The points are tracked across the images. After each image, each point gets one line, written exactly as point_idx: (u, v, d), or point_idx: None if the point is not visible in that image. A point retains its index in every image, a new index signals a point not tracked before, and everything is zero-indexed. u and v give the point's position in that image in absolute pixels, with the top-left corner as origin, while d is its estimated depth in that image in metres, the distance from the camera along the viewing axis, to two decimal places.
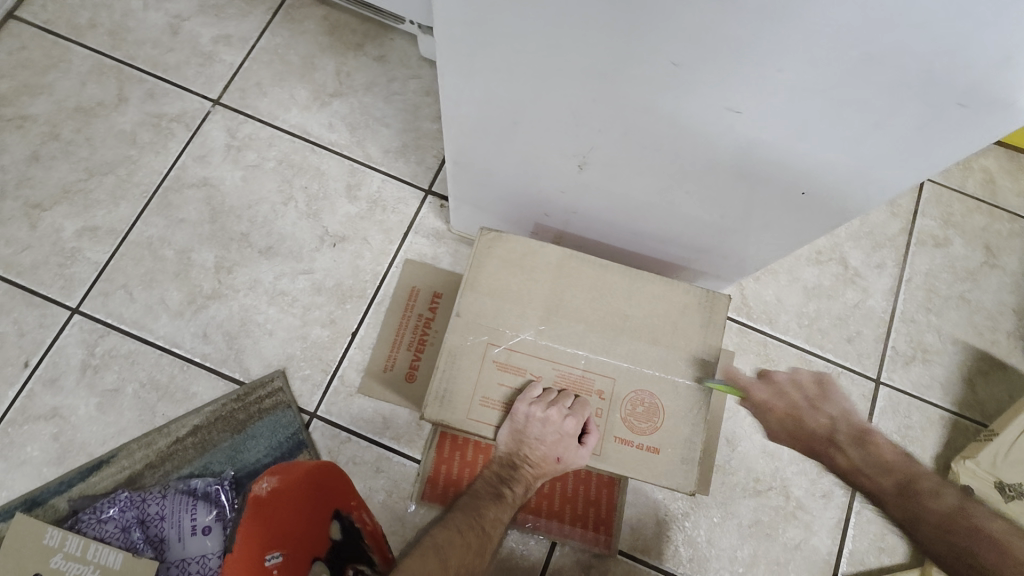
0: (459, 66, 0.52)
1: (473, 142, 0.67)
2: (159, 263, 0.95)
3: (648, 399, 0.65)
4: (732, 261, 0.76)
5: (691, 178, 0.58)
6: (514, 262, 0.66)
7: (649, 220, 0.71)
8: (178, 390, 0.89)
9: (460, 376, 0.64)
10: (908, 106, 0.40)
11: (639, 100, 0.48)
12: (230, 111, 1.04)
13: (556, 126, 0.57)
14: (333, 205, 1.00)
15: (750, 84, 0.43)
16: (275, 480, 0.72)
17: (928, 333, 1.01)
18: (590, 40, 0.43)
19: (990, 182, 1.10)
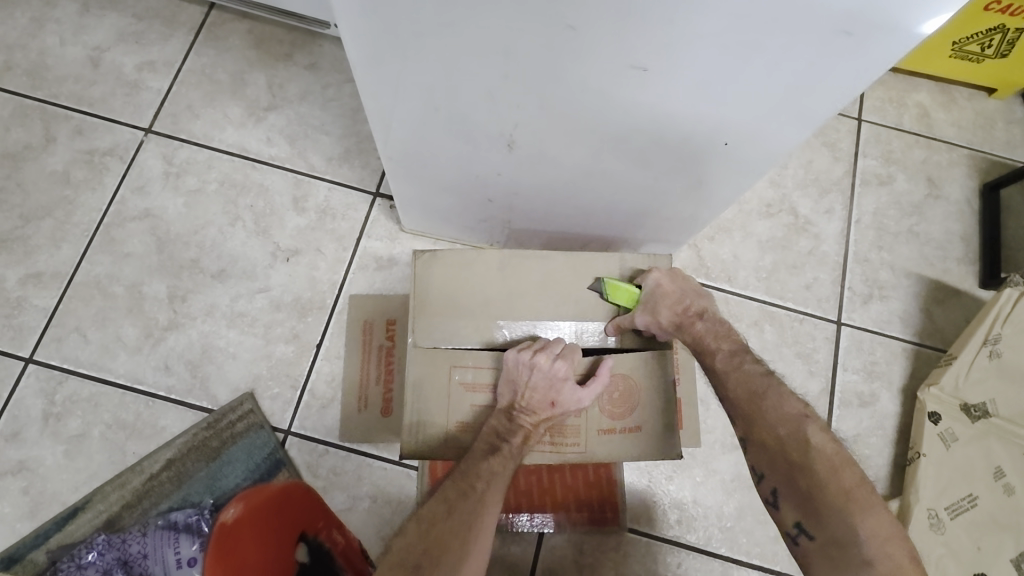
0: (371, 62, 0.53)
1: (402, 136, 0.67)
2: (109, 301, 0.93)
3: (622, 381, 0.64)
4: (677, 222, 0.77)
5: (617, 143, 0.60)
6: (458, 274, 0.64)
7: (591, 194, 0.72)
8: (146, 426, 0.88)
9: (431, 404, 0.63)
10: (794, 41, 0.43)
11: (548, 69, 0.50)
12: (164, 138, 1.02)
13: (478, 106, 0.58)
14: (281, 220, 0.99)
15: (646, 39, 0.44)
16: (239, 507, 0.72)
17: (882, 271, 1.03)
18: (487, 14, 0.45)
19: (926, 115, 1.12)
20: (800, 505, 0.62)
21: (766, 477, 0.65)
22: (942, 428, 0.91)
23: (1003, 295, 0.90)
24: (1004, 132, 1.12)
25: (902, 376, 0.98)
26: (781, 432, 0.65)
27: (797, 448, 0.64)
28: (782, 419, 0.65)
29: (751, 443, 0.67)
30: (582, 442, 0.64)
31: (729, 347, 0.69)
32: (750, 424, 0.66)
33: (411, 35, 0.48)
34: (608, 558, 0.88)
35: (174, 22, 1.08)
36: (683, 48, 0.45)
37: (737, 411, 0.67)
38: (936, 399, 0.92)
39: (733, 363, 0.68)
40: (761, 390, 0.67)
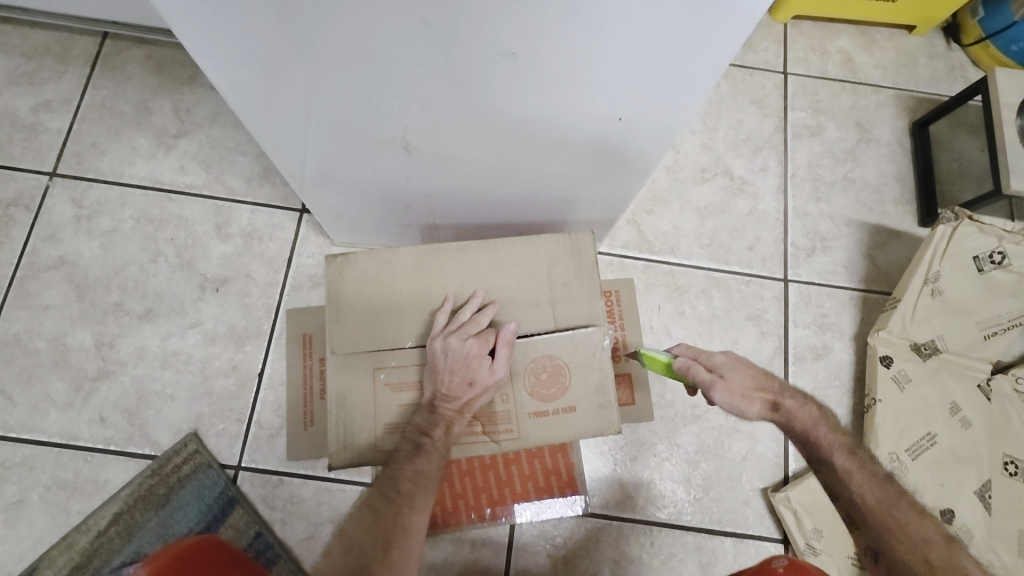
0: (230, 72, 0.50)
1: (296, 149, 0.64)
2: (33, 357, 0.89)
3: (549, 361, 0.61)
4: (603, 203, 0.75)
5: (514, 133, 0.57)
6: (371, 277, 0.61)
7: (505, 185, 0.69)
8: (88, 483, 0.84)
9: (355, 414, 0.60)
10: (657, 10, 0.40)
11: (416, 66, 0.47)
12: (70, 180, 0.97)
13: (359, 111, 0.55)
14: (205, 249, 0.95)
15: (504, 24, 0.42)
16: None
17: (822, 222, 1.03)
18: (327, 14, 0.42)
19: (849, 61, 1.12)
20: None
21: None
22: (895, 370, 0.91)
23: (938, 232, 0.89)
24: (926, 68, 1.12)
25: (853, 324, 0.98)
26: (926, 552, 0.61)
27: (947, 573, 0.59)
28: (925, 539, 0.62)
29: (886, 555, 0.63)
30: (514, 429, 0.61)
31: (856, 450, 0.67)
32: (887, 539, 0.63)
33: (258, 40, 0.45)
34: (580, 549, 0.86)
35: (67, 57, 1.03)
36: (543, 28, 0.42)
37: (871, 524, 0.64)
38: (886, 342, 0.91)
39: (867, 473, 0.65)
40: (894, 503, 0.64)
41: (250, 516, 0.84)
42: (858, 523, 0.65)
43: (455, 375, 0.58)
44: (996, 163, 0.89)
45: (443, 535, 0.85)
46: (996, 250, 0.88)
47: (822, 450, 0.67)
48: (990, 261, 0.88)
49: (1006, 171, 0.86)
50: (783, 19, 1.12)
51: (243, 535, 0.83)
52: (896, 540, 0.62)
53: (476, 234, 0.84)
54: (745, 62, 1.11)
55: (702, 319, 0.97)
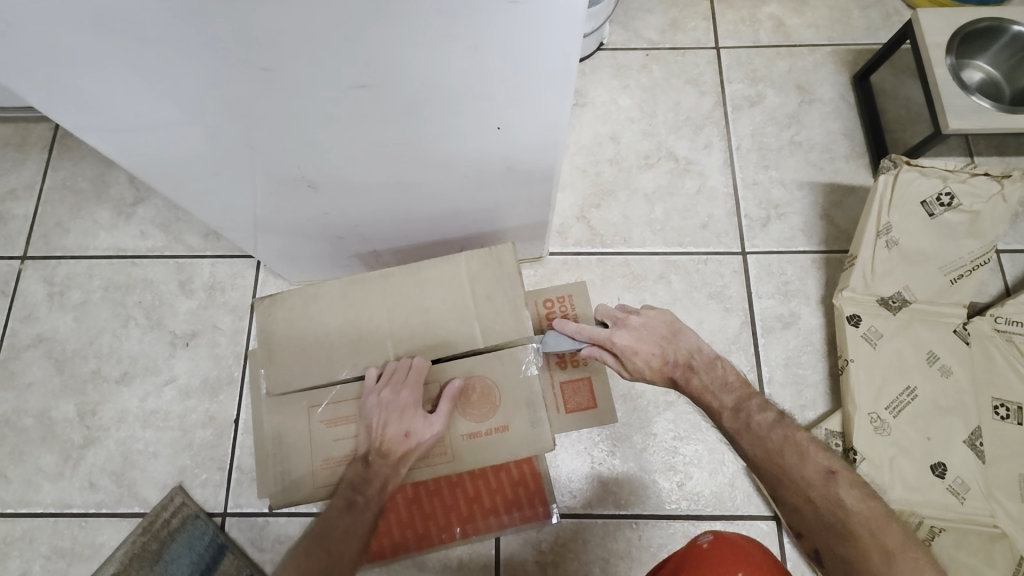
0: (126, 144, 0.54)
1: (218, 205, 0.68)
2: (23, 434, 0.92)
3: (477, 382, 0.62)
4: (527, 208, 0.76)
5: (405, 157, 0.59)
6: (298, 317, 0.64)
7: (423, 206, 0.71)
8: (85, 547, 0.87)
9: (291, 453, 0.62)
10: (479, 21, 0.42)
11: (283, 109, 0.50)
12: (40, 260, 1.02)
13: (255, 159, 0.58)
14: (173, 307, 0.99)
15: (340, 60, 0.44)
16: None
17: (774, 189, 1.02)
18: (180, 76, 0.45)
19: (781, 25, 1.11)
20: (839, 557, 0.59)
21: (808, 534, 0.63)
22: (864, 328, 0.89)
23: (881, 181, 0.88)
24: (861, 19, 1.11)
25: (818, 287, 0.96)
26: (810, 494, 0.62)
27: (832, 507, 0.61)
28: (804, 481, 0.62)
29: (784, 501, 0.65)
30: (446, 454, 0.62)
31: (754, 408, 0.68)
32: (782, 485, 0.64)
33: (134, 107, 0.49)
34: (568, 550, 0.86)
35: (25, 145, 1.08)
36: (381, 58, 0.45)
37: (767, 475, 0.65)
38: (852, 301, 0.90)
39: (758, 419, 0.67)
40: (781, 446, 0.65)
41: (240, 560, 0.85)
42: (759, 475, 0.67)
43: (391, 429, 0.59)
44: (932, 104, 0.87)
45: (431, 554, 0.86)
46: (943, 192, 0.87)
47: (708, 403, 0.69)
48: (940, 204, 0.87)
49: (943, 110, 0.84)
50: None
51: None
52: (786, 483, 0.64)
53: (418, 254, 0.86)
54: (675, 44, 1.11)
55: (663, 304, 0.96)
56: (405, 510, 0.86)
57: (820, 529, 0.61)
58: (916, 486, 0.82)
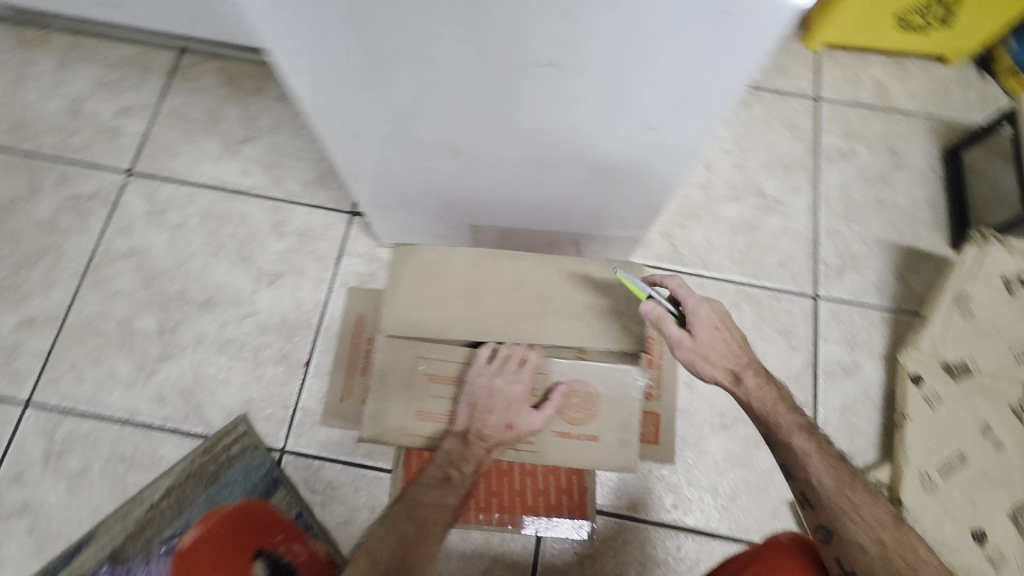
0: (300, 86, 0.56)
1: (351, 157, 0.70)
2: (102, 338, 0.96)
3: (582, 389, 0.64)
4: (637, 212, 0.77)
5: (549, 139, 0.60)
6: (425, 271, 0.65)
7: (542, 189, 0.72)
8: (145, 457, 0.90)
9: (389, 397, 0.64)
10: (685, 25, 0.43)
11: (462, 77, 0.52)
12: (145, 178, 1.06)
13: (410, 120, 0.59)
14: (264, 245, 1.02)
15: (540, 39, 0.46)
16: (194, 532, 0.82)
17: (854, 241, 1.05)
18: (384, 32, 0.47)
19: (882, 89, 1.15)
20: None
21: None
22: (926, 389, 0.91)
23: (963, 253, 0.92)
24: (960, 98, 1.15)
25: (882, 343, 0.99)
26: (846, 493, 0.63)
27: (902, 555, 0.60)
28: (840, 480, 0.64)
29: (836, 536, 0.62)
30: (532, 446, 0.65)
31: (799, 422, 0.67)
32: (841, 519, 0.62)
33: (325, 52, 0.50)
34: (608, 548, 0.88)
35: (148, 68, 1.13)
36: (578, 43, 0.46)
37: (824, 506, 0.64)
38: (918, 361, 0.92)
39: (812, 443, 0.66)
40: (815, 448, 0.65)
41: (292, 497, 0.88)
42: (812, 503, 0.64)
43: (494, 417, 0.63)
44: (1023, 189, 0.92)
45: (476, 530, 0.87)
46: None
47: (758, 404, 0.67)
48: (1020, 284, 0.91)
49: None
50: (816, 46, 1.16)
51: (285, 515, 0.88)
52: (848, 520, 0.62)
53: (515, 236, 0.87)
54: (779, 87, 1.15)
55: None
56: None
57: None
58: (954, 548, 0.84)
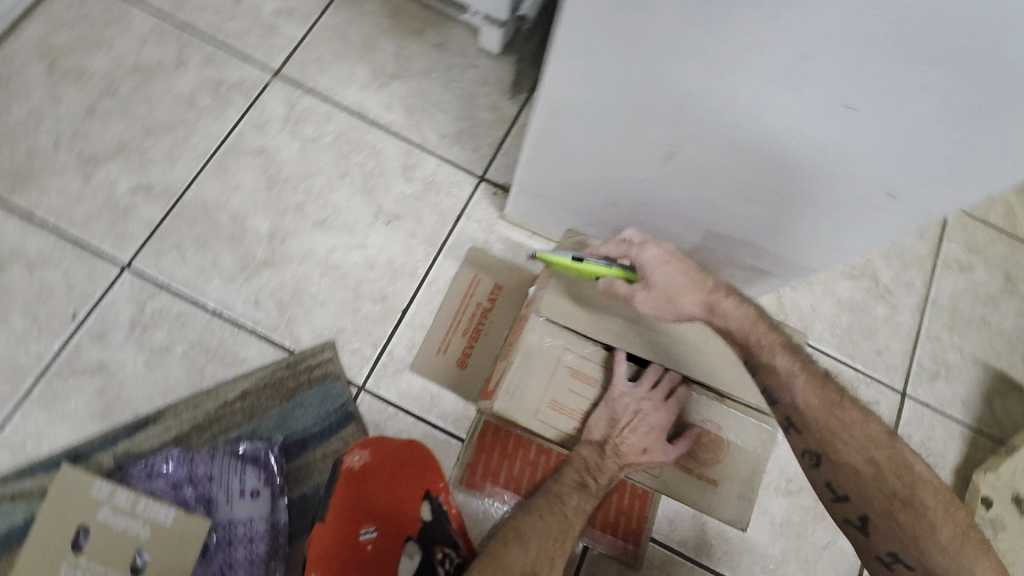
0: (579, 45, 0.55)
1: (557, 129, 0.69)
2: (212, 226, 0.94)
3: (715, 432, 0.69)
4: (793, 270, 0.78)
5: (781, 172, 0.60)
6: (597, 271, 0.70)
7: (724, 218, 0.72)
8: (227, 354, 0.89)
9: (530, 377, 0.66)
10: (1014, 115, 0.45)
11: (752, 93, 0.52)
12: (289, 83, 1.03)
13: (659, 109, 0.59)
14: (389, 183, 1.00)
15: (863, 82, 0.47)
16: (367, 453, 0.61)
17: (951, 352, 1.06)
18: (719, 24, 0.47)
19: (1011, 213, 1.16)
20: (899, 535, 0.61)
21: (853, 503, 0.63)
22: (993, 514, 0.93)
23: None
24: None
25: (956, 458, 1.00)
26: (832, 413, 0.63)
27: (897, 472, 0.61)
28: (824, 402, 0.63)
29: (828, 461, 0.64)
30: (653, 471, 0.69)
31: (781, 340, 0.65)
32: (829, 443, 0.63)
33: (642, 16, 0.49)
34: None
35: None
36: (898, 97, 0.47)
37: (811, 430, 0.64)
38: (989, 485, 0.94)
39: (796, 364, 0.64)
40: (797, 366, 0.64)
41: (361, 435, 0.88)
42: (798, 428, 0.64)
43: (635, 438, 0.67)
44: None
45: None
46: None
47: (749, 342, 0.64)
48: None
49: None
50: None
51: None
52: (834, 445, 0.63)
53: None
54: None
55: None
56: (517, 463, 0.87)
57: (870, 495, 0.62)
58: None
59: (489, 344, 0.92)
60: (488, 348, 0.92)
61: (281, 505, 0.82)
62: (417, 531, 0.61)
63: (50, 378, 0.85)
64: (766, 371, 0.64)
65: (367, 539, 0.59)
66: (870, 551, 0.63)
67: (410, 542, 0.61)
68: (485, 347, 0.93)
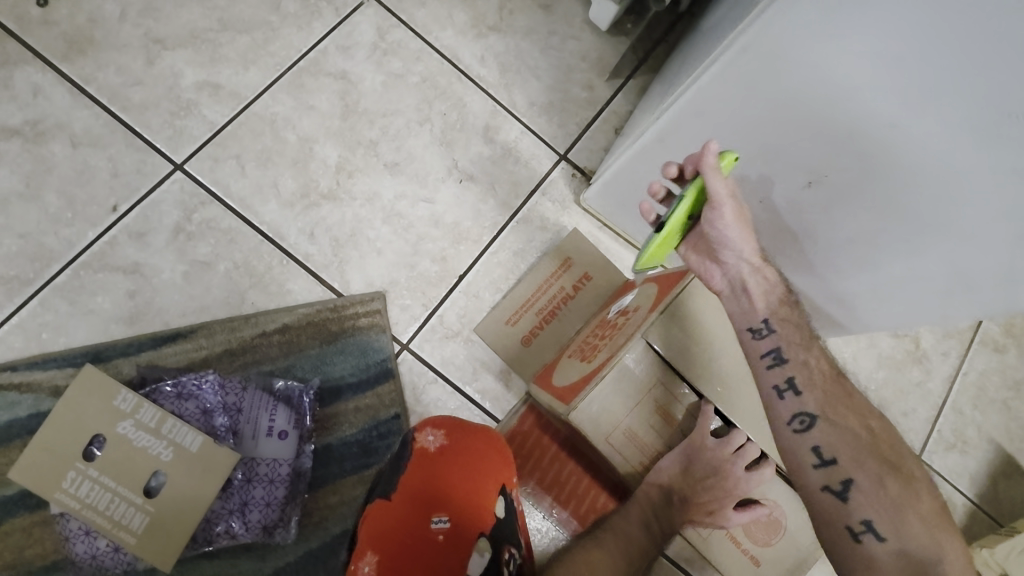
0: (781, 46, 0.51)
1: (697, 126, 0.65)
2: (278, 144, 0.87)
3: (774, 517, 0.70)
4: (873, 317, 0.78)
5: (922, 228, 0.60)
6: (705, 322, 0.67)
7: (829, 258, 0.70)
8: (273, 283, 0.83)
9: (616, 400, 0.66)
10: None
11: (948, 143, 0.50)
12: (384, 10, 0.95)
13: (828, 133, 0.56)
14: (468, 140, 0.95)
15: None
16: (442, 437, 0.59)
17: (970, 427, 1.09)
18: (960, 63, 0.45)
19: None
20: (880, 503, 0.60)
21: (839, 467, 0.61)
22: None
23: None
24: None
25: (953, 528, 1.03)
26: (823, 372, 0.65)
27: (886, 445, 0.63)
28: (819, 362, 0.65)
29: (824, 422, 0.62)
30: (705, 531, 0.71)
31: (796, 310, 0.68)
32: (830, 405, 0.63)
33: (874, 36, 0.46)
34: None
35: None
36: None
37: (814, 390, 0.63)
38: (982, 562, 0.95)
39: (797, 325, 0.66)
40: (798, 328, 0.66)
41: (397, 395, 0.84)
42: (800, 389, 0.63)
43: (707, 497, 0.69)
44: None
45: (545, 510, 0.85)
46: None
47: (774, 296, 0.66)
48: None
49: None
50: None
51: (382, 409, 0.83)
52: (833, 410, 0.63)
53: None
54: None
55: None
56: (547, 457, 0.83)
57: (858, 461, 0.61)
58: None
59: (559, 332, 0.89)
60: (557, 334, 0.89)
61: (307, 451, 0.78)
62: (491, 528, 0.55)
63: (77, 269, 0.78)
64: (786, 326, 0.66)
65: (439, 528, 0.52)
66: (839, 521, 0.61)
67: (483, 538, 0.54)
68: (555, 332, 0.89)
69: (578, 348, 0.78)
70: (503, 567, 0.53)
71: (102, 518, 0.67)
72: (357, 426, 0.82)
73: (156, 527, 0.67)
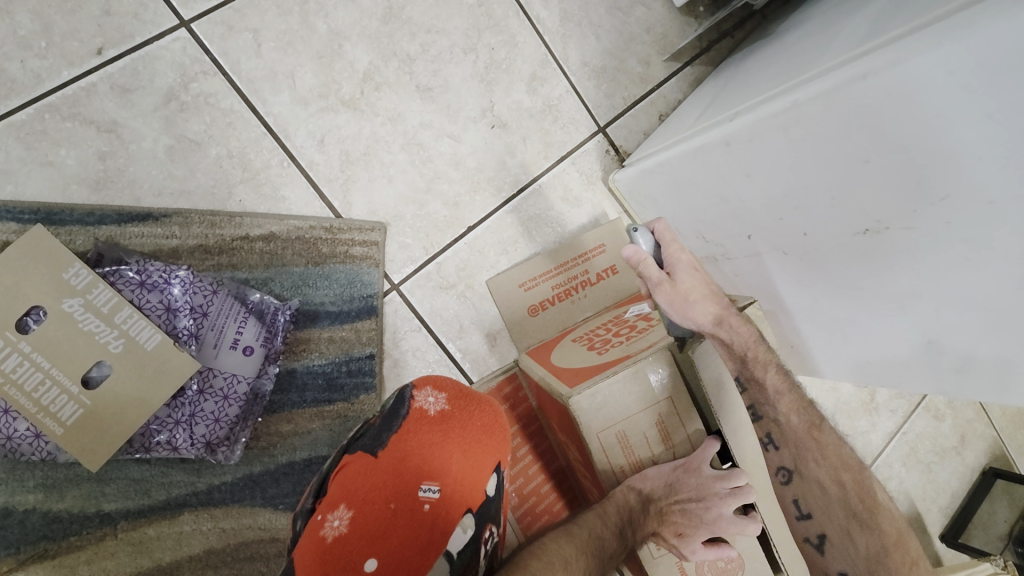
0: (909, 78, 0.45)
1: (779, 140, 0.59)
2: (304, 31, 0.76)
3: (729, 561, 0.67)
4: (870, 377, 0.74)
5: (967, 309, 0.55)
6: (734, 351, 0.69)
7: (855, 308, 0.65)
8: (267, 185, 0.75)
9: (616, 404, 0.64)
10: None
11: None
12: None
13: (904, 192, 0.49)
14: (510, 85, 0.86)
15: None
16: (443, 401, 0.58)
17: (892, 481, 1.11)
18: None
19: None
20: (853, 557, 0.67)
21: (814, 520, 0.69)
22: None
23: (981, 564, 0.96)
24: None
25: None
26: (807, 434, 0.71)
27: (858, 496, 0.70)
28: (804, 422, 0.71)
29: (799, 476, 0.69)
30: (657, 552, 0.68)
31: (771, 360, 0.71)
32: (804, 459, 0.69)
33: (997, 106, 0.40)
34: None
35: None
36: None
37: (789, 444, 0.70)
38: None
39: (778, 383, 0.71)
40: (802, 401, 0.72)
41: (376, 335, 0.79)
42: (778, 443, 0.69)
43: (681, 518, 0.66)
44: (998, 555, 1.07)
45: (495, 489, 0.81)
46: None
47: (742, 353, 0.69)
48: None
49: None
50: None
51: (357, 346, 0.78)
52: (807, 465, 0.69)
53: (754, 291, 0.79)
54: None
55: None
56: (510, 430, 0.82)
57: (830, 515, 0.69)
58: None
59: (564, 313, 0.88)
60: (565, 315, 0.88)
61: (269, 374, 0.72)
62: (478, 506, 0.54)
63: (43, 111, 0.68)
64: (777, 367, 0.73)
65: (427, 497, 0.51)
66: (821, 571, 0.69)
67: (468, 516, 0.52)
68: (563, 312, 0.88)
69: (585, 337, 0.77)
70: (482, 545, 0.52)
71: (27, 401, 0.59)
72: (328, 357, 0.77)
73: (90, 423, 0.60)
